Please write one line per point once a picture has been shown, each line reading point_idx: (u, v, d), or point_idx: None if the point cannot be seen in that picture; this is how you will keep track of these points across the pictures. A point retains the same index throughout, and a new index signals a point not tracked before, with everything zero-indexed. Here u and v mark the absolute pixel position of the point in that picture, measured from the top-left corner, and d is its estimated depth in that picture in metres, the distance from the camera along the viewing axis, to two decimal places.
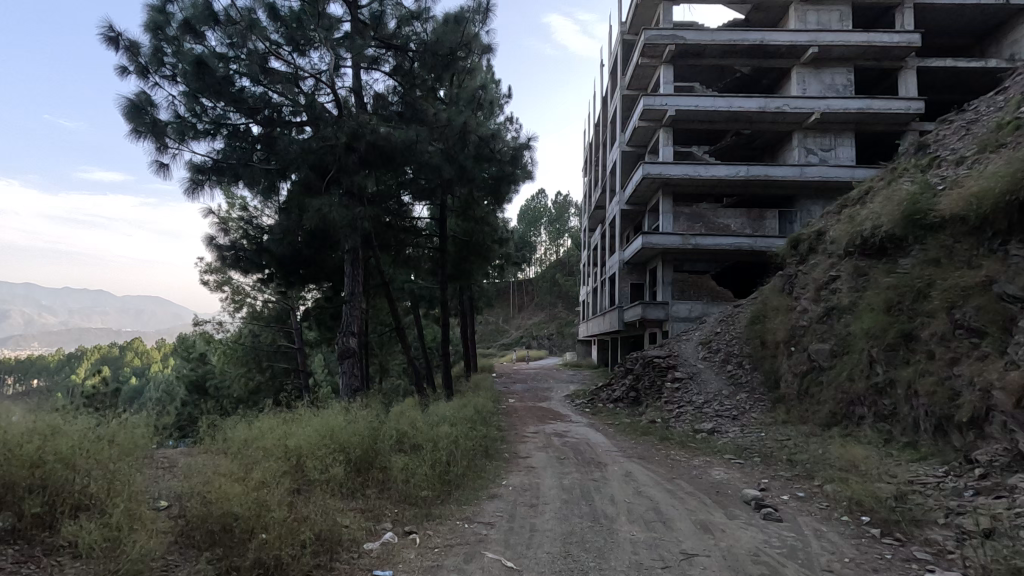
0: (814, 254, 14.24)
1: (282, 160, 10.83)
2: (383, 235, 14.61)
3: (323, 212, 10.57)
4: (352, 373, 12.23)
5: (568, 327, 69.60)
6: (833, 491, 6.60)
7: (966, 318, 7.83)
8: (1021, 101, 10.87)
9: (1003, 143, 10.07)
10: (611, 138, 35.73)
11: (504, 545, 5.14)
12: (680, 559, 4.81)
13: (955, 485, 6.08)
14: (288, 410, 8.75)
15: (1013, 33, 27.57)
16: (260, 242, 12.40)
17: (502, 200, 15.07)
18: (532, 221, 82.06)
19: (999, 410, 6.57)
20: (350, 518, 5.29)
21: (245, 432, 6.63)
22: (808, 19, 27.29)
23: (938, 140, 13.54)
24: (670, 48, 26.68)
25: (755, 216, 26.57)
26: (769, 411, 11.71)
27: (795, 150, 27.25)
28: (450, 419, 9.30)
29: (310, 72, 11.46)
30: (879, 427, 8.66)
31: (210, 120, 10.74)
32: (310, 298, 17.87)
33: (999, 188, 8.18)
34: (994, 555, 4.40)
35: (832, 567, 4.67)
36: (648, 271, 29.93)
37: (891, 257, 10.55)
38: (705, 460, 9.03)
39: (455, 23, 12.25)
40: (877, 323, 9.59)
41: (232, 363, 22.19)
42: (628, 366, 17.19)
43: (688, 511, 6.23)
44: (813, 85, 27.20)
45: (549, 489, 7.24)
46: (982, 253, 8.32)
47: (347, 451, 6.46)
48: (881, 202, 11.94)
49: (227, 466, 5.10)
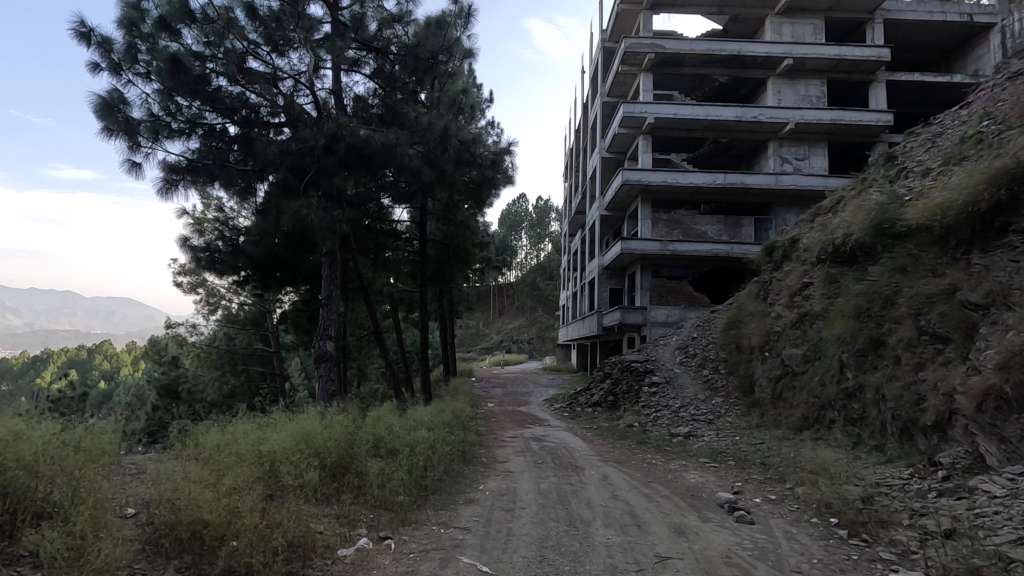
0: (788, 261, 14.53)
1: (260, 161, 10.69)
2: (362, 238, 14.49)
3: (301, 213, 10.48)
4: (329, 378, 12.08)
5: (548, 332, 69.97)
6: (804, 493, 6.75)
7: (931, 325, 8.07)
8: (983, 116, 11.28)
9: (966, 156, 10.43)
10: (591, 143, 35.98)
11: (480, 550, 5.14)
12: (654, 562, 4.87)
13: (920, 487, 6.27)
14: (262, 414, 8.60)
15: (977, 50, 28.59)
16: (236, 244, 12.25)
17: (482, 204, 15.07)
18: (513, 225, 82.30)
19: (962, 414, 6.83)
20: (324, 525, 5.22)
21: (219, 437, 6.53)
22: (783, 31, 27.94)
23: (906, 152, 13.94)
24: (650, 56, 27.05)
25: (733, 224, 27.03)
26: (744, 416, 11.91)
27: (771, 159, 27.86)
28: (427, 423, 9.25)
29: (290, 73, 11.33)
30: (848, 431, 8.89)
31: (186, 119, 10.57)
32: (287, 301, 17.64)
33: (962, 200, 8.45)
34: (955, 554, 4.51)
35: (801, 568, 4.77)
36: (627, 276, 30.29)
37: (861, 265, 10.83)
38: (681, 464, 9.13)
39: (437, 27, 12.34)
40: (848, 329, 9.82)
41: (205, 366, 21.71)
42: (606, 371, 17.30)
43: (663, 514, 6.31)
44: (788, 96, 27.86)
45: (526, 493, 7.26)
46: (946, 262, 8.55)
47: (323, 457, 6.40)
48: (852, 210, 12.24)
49: (199, 473, 5.00)
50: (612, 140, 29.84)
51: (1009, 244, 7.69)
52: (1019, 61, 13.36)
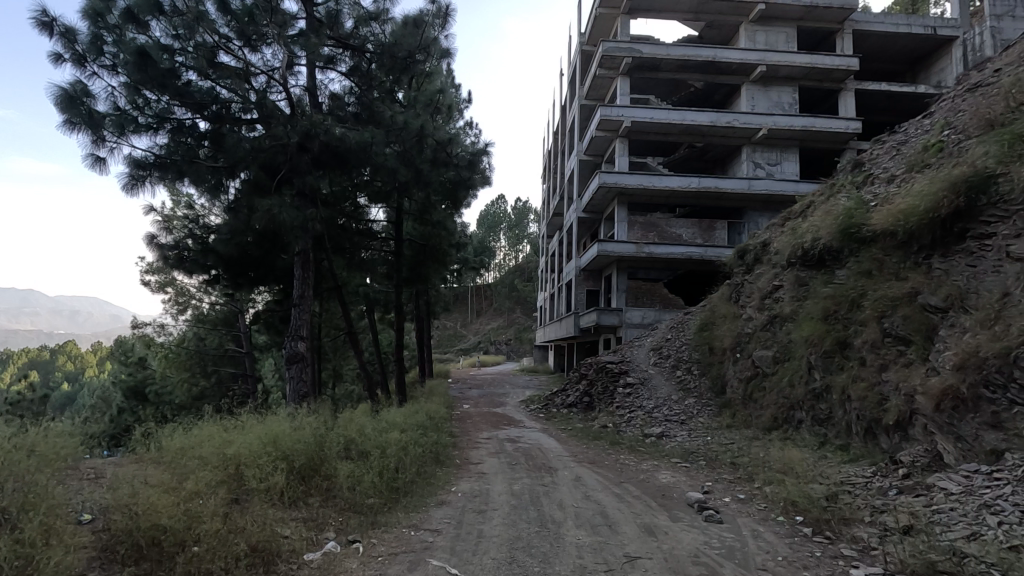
0: (759, 264, 14.77)
1: (231, 158, 10.51)
2: (336, 237, 14.26)
3: (273, 212, 10.34)
4: (301, 379, 11.87)
5: (525, 334, 70.19)
6: (772, 492, 6.87)
7: (894, 327, 8.31)
8: (944, 125, 11.63)
9: (928, 164, 10.76)
10: (569, 146, 36.23)
11: (450, 552, 5.11)
12: (623, 562, 4.90)
13: (881, 485, 6.43)
14: (230, 416, 8.42)
15: (940, 62, 29.54)
16: (206, 242, 11.90)
17: (459, 205, 14.96)
18: (491, 225, 82.38)
19: (921, 414, 7.05)
20: (290, 529, 5.12)
21: (183, 440, 6.40)
22: (757, 38, 28.51)
23: (872, 159, 14.33)
24: (627, 60, 27.38)
25: (706, 227, 27.27)
26: (716, 416, 12.11)
27: (744, 164, 28.37)
28: (400, 425, 9.18)
29: (262, 68, 11.13)
30: (815, 431, 9.10)
31: (153, 114, 10.25)
32: (259, 301, 17.33)
33: (923, 206, 8.68)
34: (913, 550, 4.64)
35: (766, 566, 4.85)
36: (604, 277, 30.54)
37: (829, 268, 11.04)
38: (653, 464, 9.22)
39: (414, 27, 12.28)
40: (816, 330, 10.04)
41: (174, 367, 21.21)
42: (581, 372, 17.39)
43: (633, 514, 6.37)
44: (761, 102, 28.42)
45: (499, 495, 7.23)
46: (908, 266, 8.79)
47: (291, 459, 6.29)
48: (821, 214, 12.49)
49: (159, 477, 4.88)
50: (590, 143, 30.04)
51: (966, 250, 7.89)
52: (978, 72, 13.86)
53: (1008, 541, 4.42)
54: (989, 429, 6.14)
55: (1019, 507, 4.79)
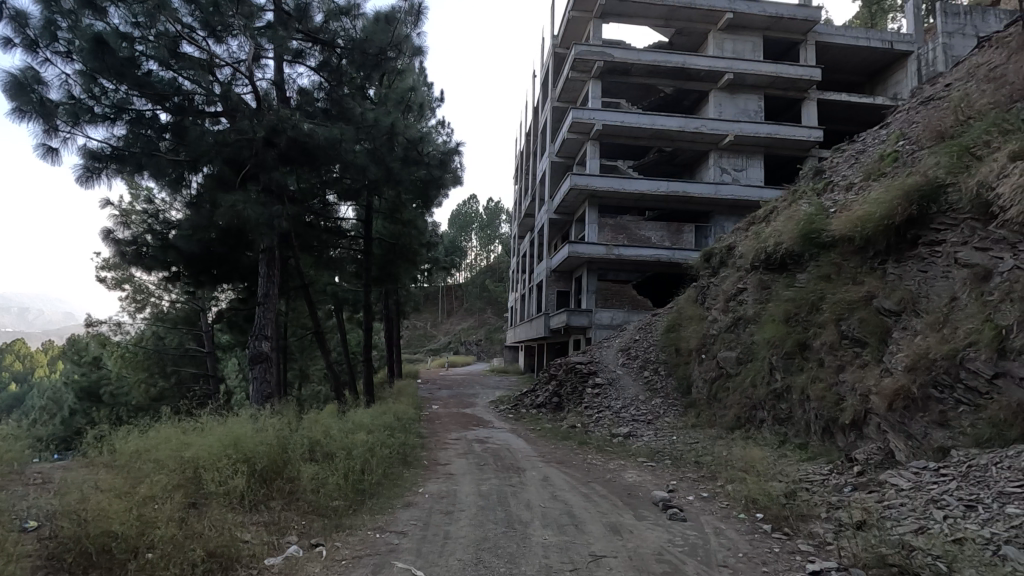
0: (724, 267, 15.10)
1: (193, 151, 10.19)
2: (303, 235, 13.96)
3: (237, 208, 10.11)
4: (265, 379, 11.57)
5: (496, 334, 70.17)
6: (733, 490, 7.03)
7: (851, 329, 8.61)
8: (899, 136, 12.12)
9: (884, 173, 11.18)
10: (541, 147, 36.38)
11: (415, 554, 5.06)
12: (589, 561, 4.93)
13: (837, 482, 6.65)
14: (188, 417, 8.17)
15: (896, 75, 30.74)
16: (166, 238, 11.48)
17: (429, 205, 14.84)
18: (462, 225, 82.16)
19: (875, 413, 7.33)
20: (250, 533, 5.00)
21: (139, 442, 6.20)
22: (724, 46, 29.18)
23: (832, 166, 14.81)
24: (599, 64, 27.64)
25: (674, 229, 27.74)
26: (681, 416, 12.35)
27: (711, 169, 28.99)
28: (367, 426, 9.07)
29: (228, 60, 10.83)
30: (776, 429, 9.37)
31: (111, 103, 9.84)
32: (222, 298, 16.87)
33: (879, 213, 8.99)
34: (865, 544, 4.82)
35: (727, 563, 4.96)
36: (574, 278, 30.79)
37: (791, 272, 11.36)
38: (620, 464, 9.34)
39: (385, 23, 12.11)
40: (777, 332, 10.33)
41: (130, 367, 20.48)
42: (551, 372, 17.47)
43: (600, 513, 6.44)
44: (728, 109, 29.11)
45: (466, 496, 7.20)
46: (865, 270, 9.11)
47: (253, 462, 6.13)
48: (783, 219, 12.83)
49: (112, 482, 4.71)
50: (561, 145, 30.23)
51: (918, 255, 8.21)
52: (932, 86, 14.46)
53: (953, 534, 4.63)
54: (938, 427, 6.43)
55: (964, 502, 5.02)
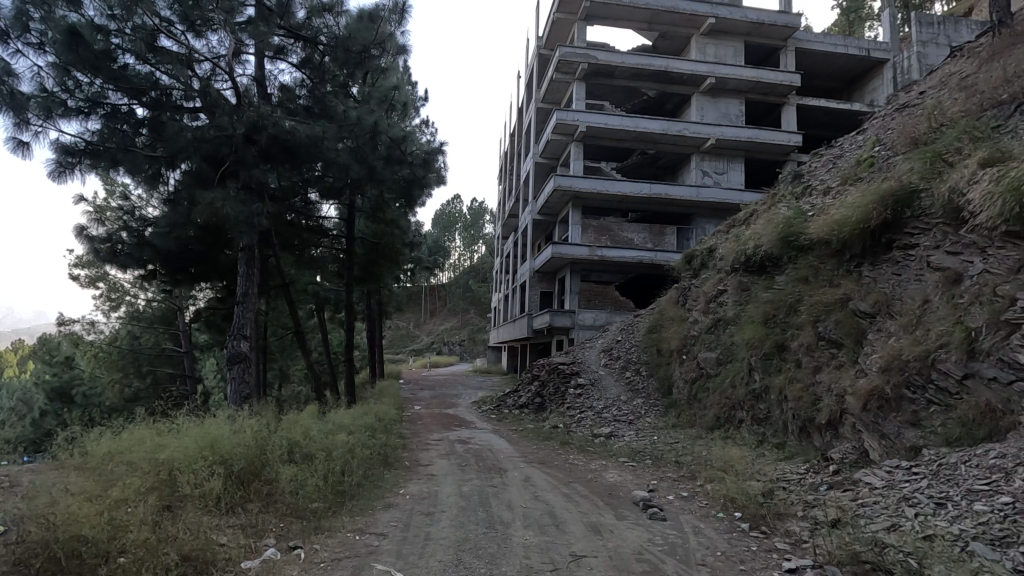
0: (705, 269, 15.27)
1: (170, 147, 9.99)
2: (284, 233, 13.77)
3: (216, 205, 9.94)
4: (243, 380, 11.38)
5: (479, 334, 70.07)
6: (712, 489, 7.11)
7: (827, 331, 8.77)
8: (875, 142, 12.38)
9: (860, 177, 11.41)
10: (525, 147, 36.45)
11: (395, 556, 5.02)
12: (569, 561, 4.95)
13: (813, 481, 6.77)
14: (164, 419, 8.00)
15: (872, 82, 31.43)
16: (142, 235, 11.21)
17: (413, 204, 14.77)
18: (446, 224, 81.91)
19: (850, 413, 7.47)
20: (226, 536, 4.91)
21: (112, 445, 6.06)
22: (707, 51, 29.52)
23: (811, 171, 15.07)
24: (584, 66, 27.77)
25: (657, 231, 27.99)
26: (662, 416, 12.46)
27: (693, 172, 29.31)
28: (348, 427, 8.98)
29: (207, 55, 10.65)
30: (754, 429, 9.51)
31: (85, 97, 9.59)
32: (200, 297, 16.58)
33: (855, 217, 9.17)
34: (840, 541, 4.91)
35: (706, 561, 5.02)
36: (557, 279, 30.87)
37: (769, 274, 11.53)
38: (601, 464, 9.39)
39: (369, 21, 12.01)
40: (756, 333, 10.48)
41: (104, 367, 20.01)
42: (534, 373, 17.48)
43: (581, 513, 6.46)
44: (710, 113, 29.47)
45: (448, 496, 7.18)
46: (841, 273, 9.28)
47: (230, 464, 6.04)
48: (762, 222, 13.00)
49: (82, 485, 4.60)
50: (545, 146, 30.32)
51: (892, 259, 8.38)
52: (907, 93, 14.80)
53: (923, 531, 4.74)
54: (911, 427, 6.58)
55: (934, 499, 5.15)
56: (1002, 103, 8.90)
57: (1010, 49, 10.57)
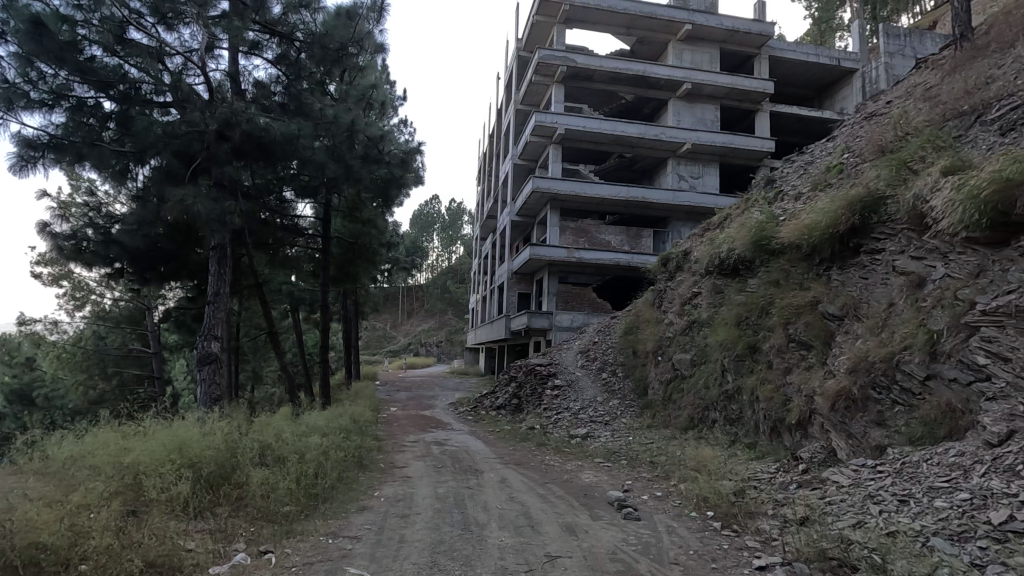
0: (680, 271, 15.47)
1: (139, 143, 9.72)
2: (258, 232, 13.52)
3: (186, 203, 9.71)
4: (214, 381, 11.11)
5: (457, 336, 69.78)
6: (686, 489, 7.22)
7: (798, 333, 8.98)
8: (845, 149, 12.71)
9: (830, 183, 11.71)
10: (504, 148, 36.44)
11: (369, 559, 4.96)
12: (544, 562, 4.96)
13: (783, 480, 6.92)
14: (130, 422, 7.77)
15: (842, 91, 32.28)
16: (109, 233, 10.86)
17: (390, 204, 14.64)
18: (423, 225, 81.45)
19: (819, 414, 7.66)
20: (194, 541, 4.79)
21: (75, 449, 5.87)
22: (683, 57, 30.02)
23: (783, 176, 15.41)
24: (562, 69, 27.92)
25: (633, 234, 28.28)
26: (638, 417, 12.59)
27: (670, 176, 29.70)
28: (321, 429, 8.86)
29: (179, 49, 10.41)
30: (727, 429, 9.67)
31: (49, 89, 9.24)
32: (170, 297, 16.18)
33: (824, 222, 9.38)
34: (808, 539, 5.03)
35: (679, 559, 5.10)
36: (535, 281, 30.93)
37: (742, 277, 11.75)
38: (577, 464, 9.45)
39: (346, 18, 11.88)
40: (729, 335, 10.67)
41: (67, 369, 19.37)
42: (511, 374, 17.48)
43: (557, 514, 6.49)
44: (686, 117, 29.90)
45: (423, 499, 7.13)
46: (811, 276, 9.50)
47: (198, 467, 5.91)
48: (736, 226, 13.23)
49: (40, 491, 4.45)
50: (524, 148, 30.38)
51: (860, 263, 8.60)
52: (874, 103, 15.23)
53: (887, 527, 4.88)
54: (876, 426, 6.77)
55: (898, 497, 5.30)
56: (963, 113, 9.22)
57: (971, 62, 10.97)
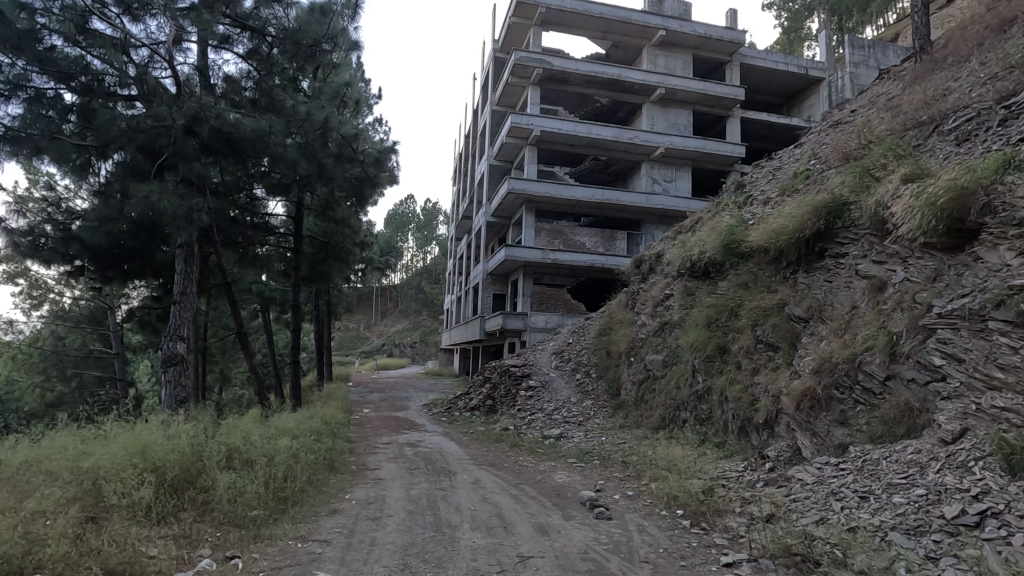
0: (653, 273, 15.70)
1: (102, 136, 9.40)
2: (226, 230, 13.21)
3: (151, 199, 9.43)
4: (179, 383, 10.79)
5: (431, 336, 69.37)
6: (656, 488, 7.33)
7: (765, 334, 9.20)
8: (811, 155, 13.08)
9: (797, 189, 12.03)
10: (480, 149, 36.39)
11: (339, 563, 4.90)
12: (516, 562, 4.97)
13: (750, 478, 7.08)
14: (89, 424, 7.50)
15: (809, 99, 33.21)
16: (69, 229, 10.47)
17: (364, 203, 14.43)
18: (398, 225, 80.83)
19: (785, 413, 7.86)
20: (156, 548, 4.66)
21: (29, 454, 5.65)
22: (657, 62, 30.48)
23: (752, 181, 15.77)
24: (538, 71, 28.03)
25: (608, 236, 28.53)
26: (610, 417, 12.73)
27: (643, 179, 30.09)
28: (291, 431, 8.70)
29: (145, 41, 10.12)
30: (697, 429, 9.85)
31: (5, 79, 8.88)
32: (134, 296, 15.70)
33: (792, 227, 9.62)
34: (774, 536, 5.15)
35: (649, 558, 5.16)
36: (510, 282, 30.98)
37: (712, 279, 11.97)
38: (550, 465, 9.51)
39: (320, 14, 11.73)
40: (700, 336, 10.86)
41: (22, 370, 18.59)
42: (486, 375, 17.47)
43: (528, 514, 6.51)
44: (659, 122, 30.36)
45: (395, 500, 7.08)
46: (778, 279, 9.76)
47: (162, 471, 5.73)
48: (707, 229, 13.49)
49: None
50: (500, 149, 30.41)
51: (825, 267, 8.85)
52: (840, 111, 15.69)
53: (848, 523, 5.03)
54: (838, 426, 6.97)
55: (858, 493, 5.48)
56: (922, 123, 9.59)
57: (930, 75, 11.42)
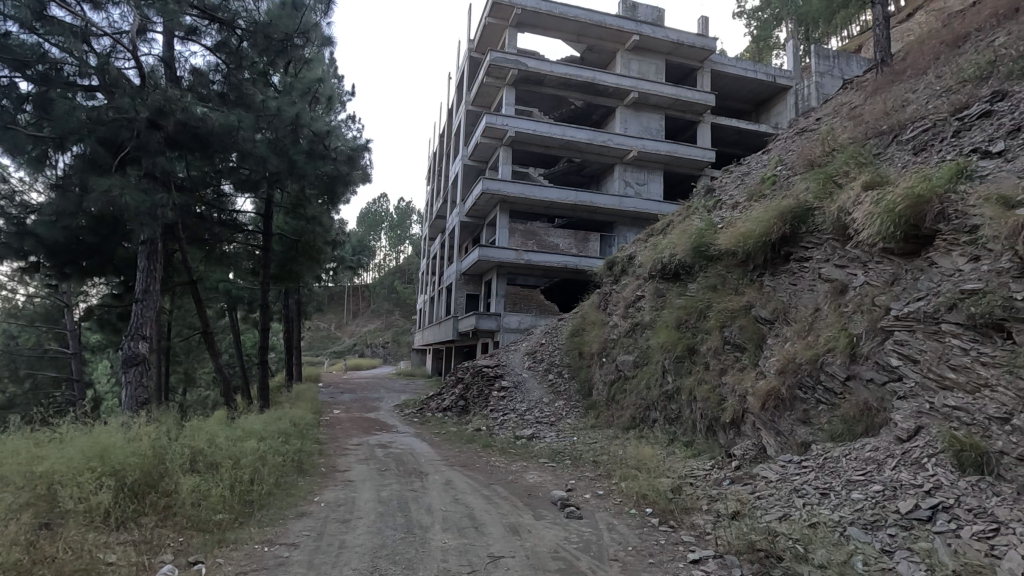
0: (625, 275, 15.89)
1: (60, 127, 9.04)
2: (192, 227, 12.86)
3: (112, 194, 9.13)
4: (141, 384, 10.45)
5: (403, 336, 68.76)
6: (626, 487, 7.43)
7: (733, 336, 9.41)
8: (777, 161, 13.44)
9: (764, 194, 12.35)
10: (455, 149, 36.22)
11: (306, 566, 4.83)
12: (487, 562, 4.98)
13: (718, 476, 7.23)
14: (42, 427, 7.19)
15: (777, 106, 34.08)
16: (23, 223, 10.04)
17: (336, 201, 14.21)
18: (371, 223, 79.93)
19: (751, 413, 8.05)
20: (116, 554, 4.52)
21: None
22: (631, 66, 30.86)
23: (721, 185, 16.12)
24: (512, 72, 28.10)
25: (581, 238, 28.74)
26: (582, 417, 12.83)
27: (616, 181, 30.42)
28: (259, 433, 8.51)
29: (108, 30, 9.77)
30: (666, 428, 10.01)
31: None
32: (93, 293, 15.15)
33: (759, 230, 9.86)
34: (739, 532, 5.28)
35: (618, 556, 5.22)
36: (484, 282, 30.96)
37: (682, 281, 12.19)
38: (522, 465, 9.54)
39: (292, 8, 11.58)
40: (670, 337, 11.05)
41: None
42: (458, 375, 17.41)
43: (500, 514, 6.52)
44: (632, 125, 30.81)
45: (365, 502, 6.99)
46: (746, 282, 10.01)
47: (122, 475, 5.55)
48: (678, 232, 13.73)
49: None
50: (474, 149, 30.37)
51: (790, 270, 9.11)
52: (805, 119, 16.16)
53: (810, 519, 5.20)
54: (801, 425, 7.19)
55: (819, 490, 5.66)
56: (882, 133, 9.95)
57: (889, 86, 11.87)
